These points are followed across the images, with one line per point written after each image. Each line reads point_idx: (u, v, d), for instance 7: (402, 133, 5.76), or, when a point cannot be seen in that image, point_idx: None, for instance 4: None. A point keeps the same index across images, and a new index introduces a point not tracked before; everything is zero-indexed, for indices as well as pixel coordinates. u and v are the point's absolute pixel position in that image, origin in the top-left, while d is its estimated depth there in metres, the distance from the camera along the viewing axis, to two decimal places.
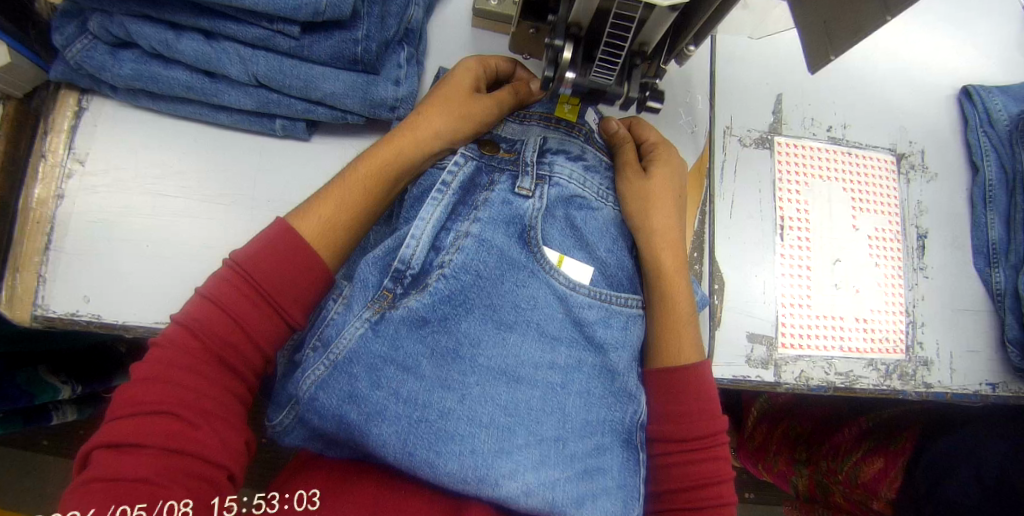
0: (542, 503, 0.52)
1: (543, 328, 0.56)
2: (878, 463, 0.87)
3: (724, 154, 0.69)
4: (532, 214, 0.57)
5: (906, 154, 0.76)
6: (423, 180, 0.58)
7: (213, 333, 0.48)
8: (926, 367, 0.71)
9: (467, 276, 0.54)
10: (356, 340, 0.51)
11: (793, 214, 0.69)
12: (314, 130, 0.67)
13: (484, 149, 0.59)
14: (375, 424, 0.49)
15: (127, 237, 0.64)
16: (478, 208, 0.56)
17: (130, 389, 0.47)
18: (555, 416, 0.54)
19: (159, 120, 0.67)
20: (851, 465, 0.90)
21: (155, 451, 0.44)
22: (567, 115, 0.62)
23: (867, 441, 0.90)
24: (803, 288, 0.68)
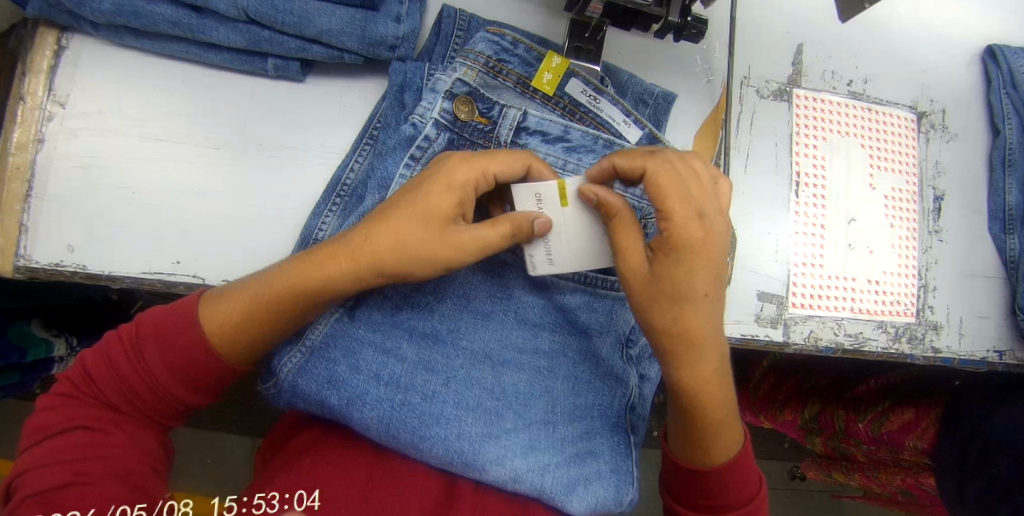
0: (533, 489, 0.50)
1: (522, 315, 0.56)
2: (906, 415, 0.86)
3: (741, 105, 0.66)
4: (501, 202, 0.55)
5: (927, 112, 0.73)
6: (400, 133, 0.55)
7: (107, 369, 0.45)
8: (935, 332, 0.69)
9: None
10: (332, 326, 0.50)
11: (809, 170, 0.67)
12: (309, 70, 0.64)
13: (459, 112, 0.55)
14: (357, 409, 0.48)
15: (112, 182, 0.61)
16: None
17: (39, 419, 0.45)
18: (544, 400, 0.54)
19: (144, 60, 0.63)
20: (875, 416, 0.89)
21: (71, 461, 0.42)
22: (545, 86, 0.57)
23: (891, 395, 0.89)
24: (815, 246, 0.66)
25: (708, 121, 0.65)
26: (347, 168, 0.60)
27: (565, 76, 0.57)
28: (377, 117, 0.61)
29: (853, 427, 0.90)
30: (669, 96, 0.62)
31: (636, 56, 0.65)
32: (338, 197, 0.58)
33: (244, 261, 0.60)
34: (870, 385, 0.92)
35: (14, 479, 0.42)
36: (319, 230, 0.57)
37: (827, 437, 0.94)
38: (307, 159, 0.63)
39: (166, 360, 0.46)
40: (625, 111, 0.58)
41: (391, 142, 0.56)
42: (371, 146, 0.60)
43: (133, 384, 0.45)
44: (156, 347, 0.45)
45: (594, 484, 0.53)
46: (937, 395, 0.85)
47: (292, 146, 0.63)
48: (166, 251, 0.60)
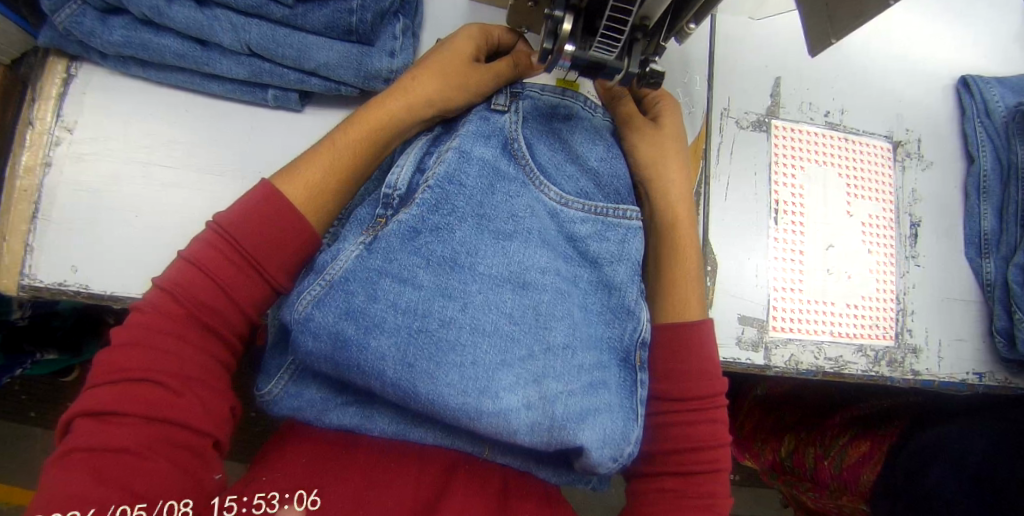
0: (541, 419, 0.52)
1: (542, 236, 0.56)
2: (863, 448, 0.89)
3: (721, 136, 0.69)
4: (510, 128, 0.57)
5: (903, 141, 0.75)
6: None
7: (192, 295, 0.49)
8: (915, 355, 0.71)
9: (454, 185, 0.54)
10: (352, 261, 0.51)
11: (788, 198, 0.69)
12: (308, 101, 0.66)
13: None
14: (375, 337, 0.50)
15: (115, 206, 0.63)
16: (468, 127, 0.56)
17: (109, 357, 0.48)
18: (561, 322, 0.54)
19: (148, 89, 0.66)
20: (839, 449, 0.92)
21: (137, 421, 0.45)
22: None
23: (853, 428, 0.92)
24: (795, 271, 0.68)
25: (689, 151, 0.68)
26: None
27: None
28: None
29: (821, 464, 0.92)
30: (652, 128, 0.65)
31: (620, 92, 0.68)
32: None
33: None
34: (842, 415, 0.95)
35: (75, 420, 0.46)
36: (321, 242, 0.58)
37: (799, 476, 0.96)
38: None
39: (263, 261, 0.51)
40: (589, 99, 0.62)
41: None
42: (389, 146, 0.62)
43: (228, 305, 0.50)
44: (255, 252, 0.50)
45: (601, 416, 0.55)
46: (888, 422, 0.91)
47: None
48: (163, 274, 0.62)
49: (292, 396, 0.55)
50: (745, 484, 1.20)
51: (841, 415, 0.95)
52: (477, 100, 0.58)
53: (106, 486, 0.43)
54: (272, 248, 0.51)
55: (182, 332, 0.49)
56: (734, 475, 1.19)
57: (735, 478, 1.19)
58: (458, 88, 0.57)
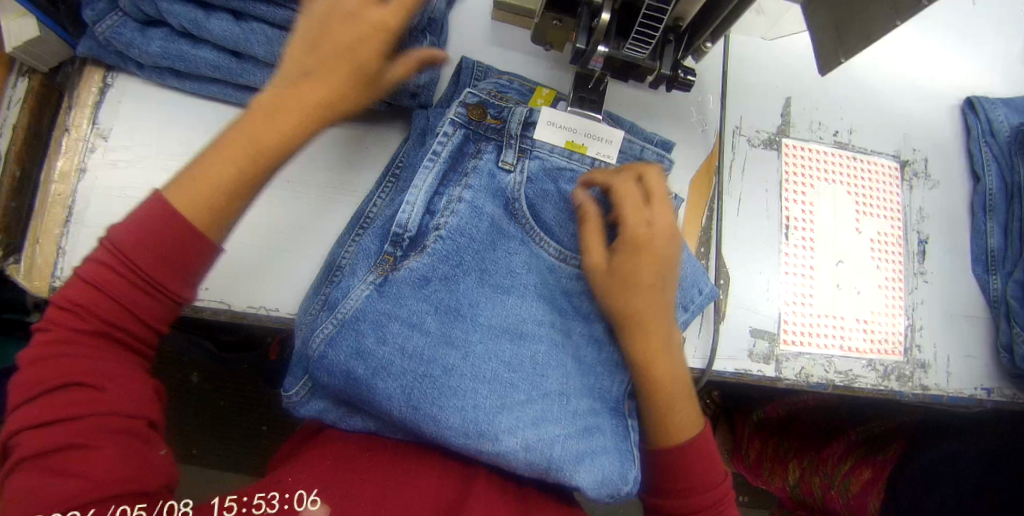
0: (538, 463, 0.53)
1: (537, 291, 0.58)
2: (865, 475, 0.90)
3: (733, 153, 0.71)
4: (514, 188, 0.59)
5: (910, 161, 0.77)
6: (417, 123, 0.65)
7: (93, 311, 0.45)
8: (924, 370, 0.72)
9: (462, 238, 0.56)
10: (362, 300, 0.53)
11: (798, 215, 0.71)
12: (336, 113, 0.69)
13: (472, 114, 0.59)
14: (382, 379, 0.51)
15: None
16: (473, 178, 0.58)
17: (22, 378, 0.45)
18: (556, 371, 0.56)
19: (181, 99, 0.68)
20: (842, 477, 0.93)
21: (75, 420, 0.43)
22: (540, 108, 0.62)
23: (853, 454, 0.94)
24: (805, 286, 0.70)
25: (702, 167, 0.70)
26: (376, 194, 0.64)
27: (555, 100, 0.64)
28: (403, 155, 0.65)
29: (828, 494, 0.94)
30: (668, 144, 0.67)
31: (637, 108, 0.70)
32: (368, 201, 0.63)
33: (268, 288, 0.64)
34: (841, 441, 0.97)
35: (9, 439, 0.44)
36: (342, 257, 0.60)
37: (811, 505, 0.97)
38: (330, 197, 0.67)
39: (162, 268, 0.46)
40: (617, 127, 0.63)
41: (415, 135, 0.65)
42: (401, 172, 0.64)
43: (133, 304, 0.46)
44: (152, 261, 0.46)
45: (595, 457, 0.56)
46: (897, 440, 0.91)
47: (315, 182, 0.67)
48: None
49: (310, 403, 0.58)
50: (753, 504, 1.19)
51: (840, 443, 0.97)
52: (487, 151, 0.59)
53: (62, 480, 0.41)
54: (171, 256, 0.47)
55: (89, 343, 0.45)
56: (742, 494, 1.19)
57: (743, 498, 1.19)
58: (349, 82, 0.51)
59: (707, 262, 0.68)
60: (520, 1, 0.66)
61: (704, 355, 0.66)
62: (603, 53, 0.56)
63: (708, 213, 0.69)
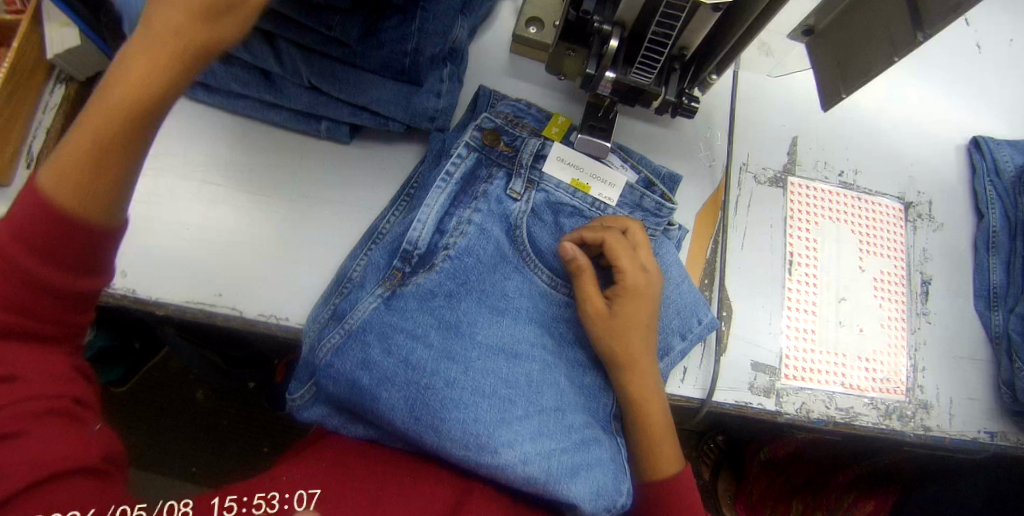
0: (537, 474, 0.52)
1: (533, 313, 0.61)
2: (868, 506, 0.94)
3: (740, 190, 0.73)
4: (518, 215, 0.62)
5: (914, 203, 0.79)
6: (433, 143, 0.68)
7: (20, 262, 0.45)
8: (925, 410, 0.73)
9: (469, 258, 0.59)
10: (369, 312, 0.56)
11: (802, 251, 0.72)
12: (356, 134, 0.71)
13: (485, 140, 0.63)
14: (384, 389, 0.53)
15: (169, 219, 0.67)
16: (483, 200, 0.61)
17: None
18: (552, 388, 0.57)
19: (209, 113, 0.71)
20: (844, 509, 0.96)
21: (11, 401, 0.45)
22: (553, 137, 0.65)
23: (855, 487, 0.97)
24: (808, 322, 0.71)
25: (709, 202, 0.72)
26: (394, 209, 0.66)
27: (568, 131, 0.66)
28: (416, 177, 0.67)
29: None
30: (676, 177, 0.69)
31: (645, 142, 0.72)
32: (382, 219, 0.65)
33: (280, 300, 0.66)
34: (845, 475, 0.99)
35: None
36: (353, 270, 0.61)
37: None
38: (345, 215, 0.69)
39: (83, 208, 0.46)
40: (622, 158, 0.67)
41: (429, 157, 0.68)
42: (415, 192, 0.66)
43: (61, 250, 0.46)
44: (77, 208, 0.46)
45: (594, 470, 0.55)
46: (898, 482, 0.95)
47: (332, 199, 0.69)
48: (206, 284, 0.66)
49: (314, 408, 0.60)
50: None
51: (844, 473, 0.99)
52: (496, 178, 0.63)
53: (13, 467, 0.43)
54: (82, 199, 0.46)
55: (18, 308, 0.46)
56: None
57: None
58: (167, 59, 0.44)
59: (711, 294, 0.69)
60: (536, 36, 0.69)
61: (704, 386, 0.67)
62: (610, 79, 0.58)
63: (713, 247, 0.71)
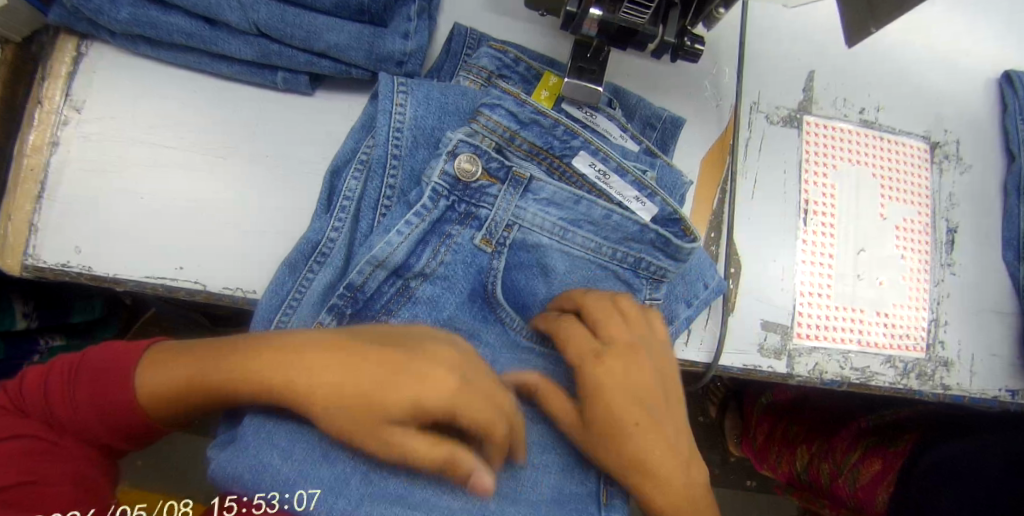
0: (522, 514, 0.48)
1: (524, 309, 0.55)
2: (875, 465, 0.82)
3: (750, 131, 0.66)
4: (506, 212, 0.53)
5: (940, 143, 0.71)
6: (428, 92, 0.55)
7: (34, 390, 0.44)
8: (946, 368, 0.67)
9: (444, 272, 0.54)
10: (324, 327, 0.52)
11: (818, 198, 0.66)
12: (318, 84, 0.64)
13: (480, 138, 0.53)
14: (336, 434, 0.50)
15: (122, 187, 0.61)
16: (553, 208, 0.54)
17: None
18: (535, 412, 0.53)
19: (157, 69, 0.64)
20: (851, 466, 0.85)
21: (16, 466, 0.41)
22: (542, 101, 0.60)
23: (863, 442, 0.86)
24: (823, 276, 0.65)
25: (716, 145, 0.65)
26: (387, 145, 0.54)
27: (558, 96, 0.60)
28: (404, 114, 0.54)
29: (836, 482, 0.87)
30: (678, 121, 0.62)
31: (644, 82, 0.65)
32: (357, 166, 0.55)
33: (245, 271, 0.60)
34: (851, 428, 0.88)
35: None
36: (325, 241, 0.53)
37: (816, 490, 0.90)
38: (310, 175, 0.62)
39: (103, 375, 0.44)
40: (621, 126, 0.59)
41: (420, 94, 0.55)
42: (406, 140, 0.54)
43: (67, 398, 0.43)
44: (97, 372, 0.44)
45: (582, 501, 0.52)
46: (913, 432, 0.82)
47: (295, 158, 0.62)
48: (167, 256, 0.60)
49: None
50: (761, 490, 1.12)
51: (850, 427, 0.88)
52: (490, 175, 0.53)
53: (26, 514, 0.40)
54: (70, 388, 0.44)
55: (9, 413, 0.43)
56: (751, 482, 1.11)
57: (751, 485, 1.11)
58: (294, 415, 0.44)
59: (717, 248, 0.63)
60: None
61: (710, 349, 0.61)
62: (594, 17, 0.50)
63: (719, 196, 0.64)
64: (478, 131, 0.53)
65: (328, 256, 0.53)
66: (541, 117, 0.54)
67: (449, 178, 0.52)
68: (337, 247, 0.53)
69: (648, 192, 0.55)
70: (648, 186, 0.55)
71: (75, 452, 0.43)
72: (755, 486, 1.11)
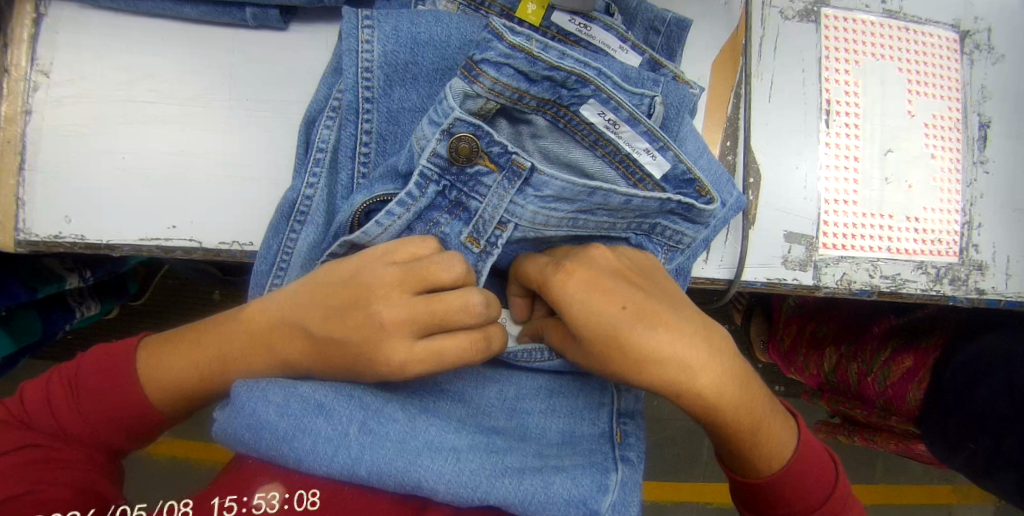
0: (535, 458, 0.41)
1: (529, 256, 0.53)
2: (906, 362, 0.79)
3: (763, 28, 0.61)
4: (501, 201, 0.47)
5: (970, 32, 0.65)
6: (400, 24, 0.51)
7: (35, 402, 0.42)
8: (980, 272, 0.64)
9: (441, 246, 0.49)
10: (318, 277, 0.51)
11: (840, 97, 0.61)
12: (291, 18, 0.59)
13: (471, 103, 0.47)
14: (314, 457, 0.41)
15: (102, 150, 0.58)
16: (561, 204, 0.47)
17: None
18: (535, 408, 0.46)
19: (122, 20, 0.60)
20: (880, 365, 0.82)
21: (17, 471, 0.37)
22: (530, 17, 0.55)
23: (892, 340, 0.82)
24: (848, 182, 0.61)
25: (727, 48, 0.60)
26: (358, 85, 0.50)
27: (548, 9, 0.55)
28: (372, 52, 0.50)
29: (864, 382, 0.84)
30: (684, 22, 0.56)
31: None
32: (330, 113, 0.51)
33: (241, 223, 0.57)
34: (880, 326, 0.85)
35: None
36: (306, 193, 0.50)
37: (845, 392, 0.87)
38: (295, 117, 0.59)
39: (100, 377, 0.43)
40: (619, 36, 0.55)
41: (389, 27, 0.50)
42: (378, 79, 0.50)
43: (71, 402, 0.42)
44: (96, 372, 0.43)
45: (597, 443, 0.45)
46: (942, 331, 0.78)
47: (278, 101, 0.59)
48: (160, 217, 0.57)
49: None
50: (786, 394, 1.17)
51: (880, 325, 0.85)
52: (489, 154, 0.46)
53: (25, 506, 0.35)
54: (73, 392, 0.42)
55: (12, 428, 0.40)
56: (778, 386, 1.16)
57: (778, 390, 1.16)
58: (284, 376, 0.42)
59: (735, 158, 0.59)
60: None
61: (731, 265, 0.58)
62: None
63: (734, 100, 0.60)
64: (480, 94, 0.46)
65: (308, 213, 0.50)
66: (554, 72, 0.47)
67: (440, 160, 0.46)
68: (316, 204, 0.50)
69: (659, 142, 0.49)
70: (661, 137, 0.48)
71: (78, 455, 0.40)
72: (782, 390, 1.16)
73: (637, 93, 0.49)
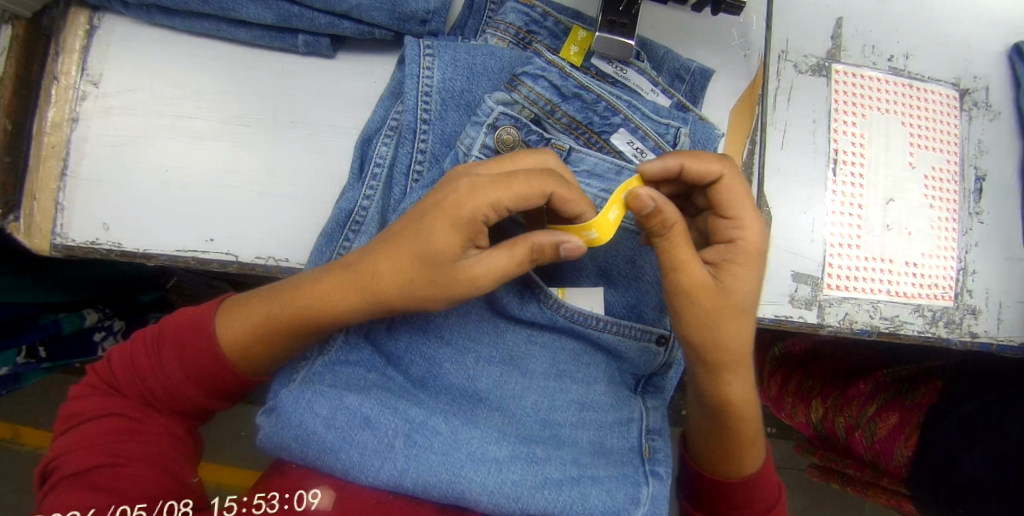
0: (573, 467, 0.45)
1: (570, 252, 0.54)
2: (892, 419, 0.82)
3: (779, 80, 0.65)
4: None
5: (970, 90, 0.70)
6: (459, 54, 0.55)
7: (117, 369, 0.46)
8: (974, 316, 0.67)
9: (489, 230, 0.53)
10: None
11: (848, 147, 0.65)
12: (339, 46, 0.63)
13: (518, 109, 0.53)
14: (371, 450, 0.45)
15: (146, 161, 0.61)
16: (593, 181, 0.52)
17: (74, 407, 0.46)
18: (570, 414, 0.49)
19: (173, 37, 0.63)
20: (868, 420, 0.85)
21: (103, 443, 0.43)
22: (572, 58, 0.59)
23: (881, 395, 0.85)
24: (852, 227, 0.64)
25: (744, 96, 0.64)
26: (417, 109, 0.53)
27: (589, 53, 0.59)
28: (432, 78, 0.54)
29: (852, 436, 0.86)
30: (707, 73, 0.61)
31: (671, 33, 0.64)
32: (388, 132, 0.55)
33: (277, 238, 0.60)
34: (868, 382, 0.87)
35: (50, 463, 0.44)
36: (361, 204, 0.53)
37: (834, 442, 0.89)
38: (335, 139, 0.62)
39: (175, 350, 0.45)
40: (652, 80, 0.59)
41: (448, 55, 0.54)
42: (436, 104, 0.54)
43: (147, 373, 0.45)
44: (172, 345, 0.45)
45: (628, 457, 0.49)
46: (927, 386, 0.82)
47: (319, 123, 0.62)
48: (196, 228, 0.60)
49: None
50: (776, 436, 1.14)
51: (865, 382, 0.88)
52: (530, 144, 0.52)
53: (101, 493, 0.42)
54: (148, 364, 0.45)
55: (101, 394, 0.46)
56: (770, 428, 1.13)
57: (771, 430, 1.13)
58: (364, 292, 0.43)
59: None
60: None
61: None
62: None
63: (750, 146, 0.63)
64: (518, 100, 0.53)
65: (362, 224, 0.52)
66: (584, 92, 0.54)
67: (489, 151, 0.51)
68: (371, 215, 0.53)
69: None
70: None
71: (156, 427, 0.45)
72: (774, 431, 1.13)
73: (664, 123, 0.54)
